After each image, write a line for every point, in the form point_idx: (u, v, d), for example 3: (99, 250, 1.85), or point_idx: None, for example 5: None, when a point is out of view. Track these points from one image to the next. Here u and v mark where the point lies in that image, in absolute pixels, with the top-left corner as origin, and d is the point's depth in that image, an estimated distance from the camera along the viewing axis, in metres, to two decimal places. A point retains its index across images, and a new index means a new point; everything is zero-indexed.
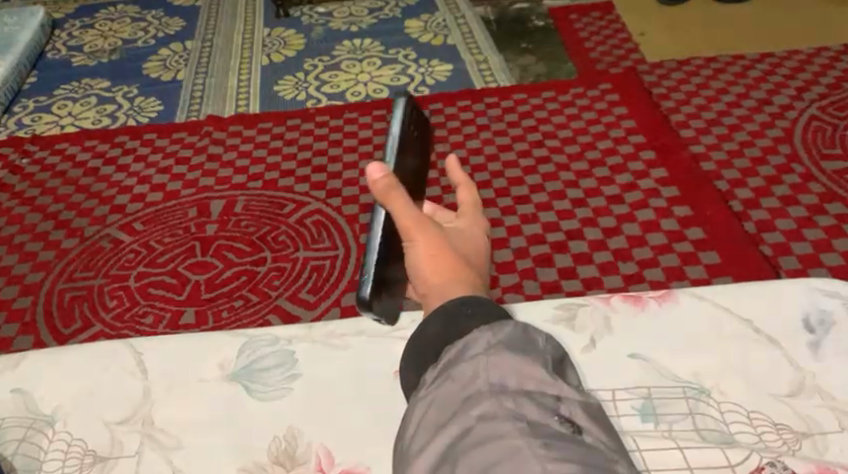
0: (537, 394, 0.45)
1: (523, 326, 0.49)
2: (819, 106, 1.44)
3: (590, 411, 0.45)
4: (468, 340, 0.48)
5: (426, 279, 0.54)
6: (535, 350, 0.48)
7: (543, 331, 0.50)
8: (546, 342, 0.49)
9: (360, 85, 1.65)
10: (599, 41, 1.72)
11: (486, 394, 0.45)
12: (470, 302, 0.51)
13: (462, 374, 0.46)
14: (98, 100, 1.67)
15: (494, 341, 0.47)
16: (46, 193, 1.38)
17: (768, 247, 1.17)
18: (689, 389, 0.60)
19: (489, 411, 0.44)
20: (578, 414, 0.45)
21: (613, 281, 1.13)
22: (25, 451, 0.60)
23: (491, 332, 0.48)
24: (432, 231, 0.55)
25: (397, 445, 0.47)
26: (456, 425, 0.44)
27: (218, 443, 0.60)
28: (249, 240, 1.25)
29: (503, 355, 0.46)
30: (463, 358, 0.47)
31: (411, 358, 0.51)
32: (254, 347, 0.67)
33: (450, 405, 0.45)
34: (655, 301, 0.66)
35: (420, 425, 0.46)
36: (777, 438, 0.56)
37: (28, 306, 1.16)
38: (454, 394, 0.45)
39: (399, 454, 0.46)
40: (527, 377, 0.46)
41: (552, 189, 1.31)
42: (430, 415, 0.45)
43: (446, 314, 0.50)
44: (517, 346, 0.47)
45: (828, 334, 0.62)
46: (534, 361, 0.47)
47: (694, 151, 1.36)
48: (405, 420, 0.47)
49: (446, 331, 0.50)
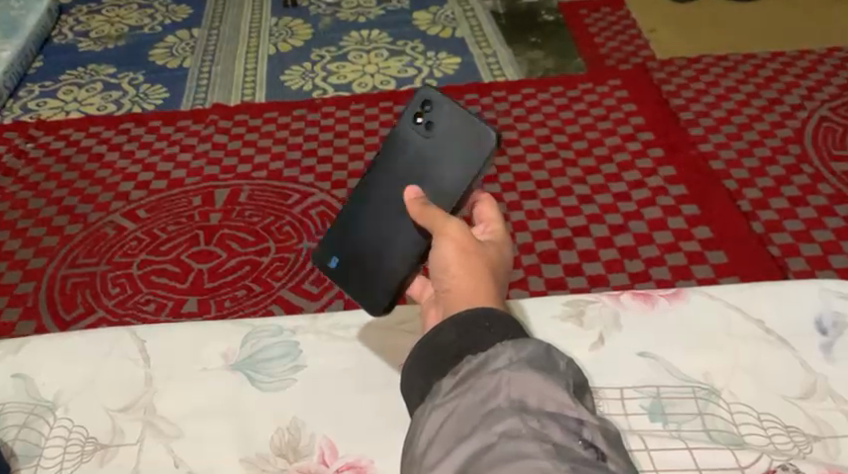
0: (559, 416, 0.44)
1: (546, 347, 0.48)
2: (830, 107, 1.43)
3: (612, 438, 0.44)
4: (490, 354, 0.47)
5: (449, 274, 0.54)
6: (557, 372, 0.47)
7: (565, 354, 0.49)
8: (567, 365, 0.48)
9: (367, 77, 1.63)
10: (609, 37, 1.70)
11: (509, 411, 0.43)
12: (486, 313, 0.50)
13: (483, 386, 0.45)
14: (104, 86, 1.66)
15: (516, 358, 0.47)
16: (50, 178, 1.37)
17: (776, 247, 1.16)
18: (698, 388, 0.59)
19: (512, 429, 0.42)
20: (600, 440, 0.43)
21: (619, 278, 1.13)
22: (25, 436, 0.60)
23: (514, 349, 0.47)
24: (466, 232, 0.56)
25: (412, 452, 0.46)
26: (477, 439, 0.43)
27: (220, 433, 0.60)
28: (253, 230, 1.24)
29: (526, 373, 0.45)
30: (483, 371, 0.46)
31: (421, 361, 0.50)
32: (257, 337, 0.66)
33: (471, 419, 0.44)
34: (665, 299, 0.65)
35: (438, 437, 0.45)
36: (788, 441, 0.55)
37: (31, 291, 1.16)
38: (474, 407, 0.44)
39: (414, 465, 0.45)
40: (550, 397, 0.44)
41: (559, 185, 1.30)
42: (448, 427, 0.44)
43: (464, 323, 0.50)
44: (540, 365, 0.46)
45: (841, 336, 0.62)
46: (557, 383, 0.46)
47: (703, 150, 1.35)
48: (420, 428, 0.46)
49: (462, 339, 0.49)
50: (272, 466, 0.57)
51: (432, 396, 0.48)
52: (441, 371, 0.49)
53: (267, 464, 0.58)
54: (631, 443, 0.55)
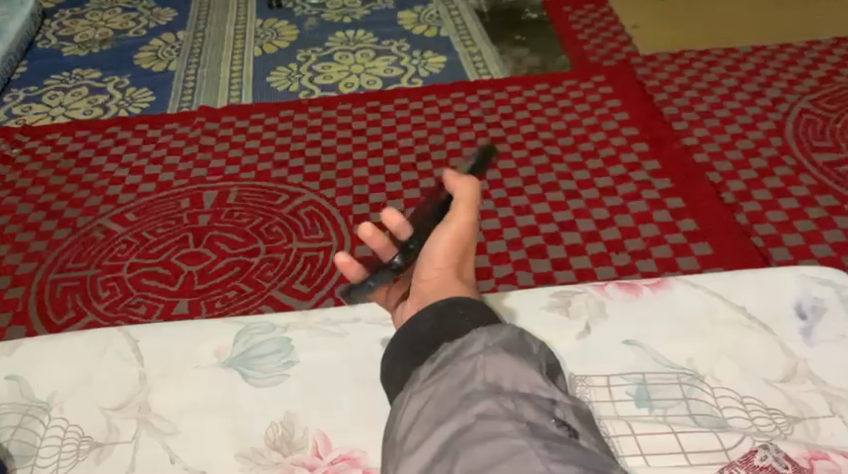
0: (533, 397, 0.46)
1: (519, 332, 0.51)
2: (810, 99, 1.45)
3: (582, 415, 0.47)
4: (466, 341, 0.49)
5: (432, 259, 0.62)
6: (530, 355, 0.49)
7: (536, 338, 0.51)
8: (539, 348, 0.51)
9: (354, 76, 1.64)
10: (593, 33, 1.72)
11: (485, 393, 0.46)
12: (460, 302, 0.53)
13: (460, 370, 0.48)
14: (89, 90, 1.66)
15: (491, 343, 0.49)
16: (38, 183, 1.37)
17: (759, 239, 1.17)
18: (682, 374, 0.60)
19: (489, 411, 0.45)
20: (571, 419, 0.46)
21: (605, 271, 1.14)
22: (21, 436, 0.60)
23: (488, 335, 0.49)
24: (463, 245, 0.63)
25: (393, 434, 0.48)
26: (457, 421, 0.45)
27: (215, 429, 0.61)
28: (242, 231, 1.25)
29: (500, 356, 0.48)
30: (460, 356, 0.48)
31: (398, 352, 0.52)
32: (250, 333, 0.67)
33: (449, 401, 0.46)
34: (649, 288, 0.67)
35: (419, 418, 0.47)
36: (770, 423, 0.56)
37: (20, 296, 1.16)
38: (451, 390, 0.47)
39: (394, 446, 0.47)
40: (524, 379, 0.47)
41: (545, 180, 1.31)
42: (427, 409, 0.47)
43: (440, 311, 0.53)
44: (512, 348, 0.49)
45: (819, 320, 0.63)
46: (529, 364, 0.48)
47: (686, 143, 1.37)
48: (400, 412, 0.48)
49: (438, 327, 0.52)
50: (267, 460, 0.58)
51: (411, 381, 0.50)
52: (419, 360, 0.51)
53: (262, 458, 0.58)
54: (616, 429, 0.56)
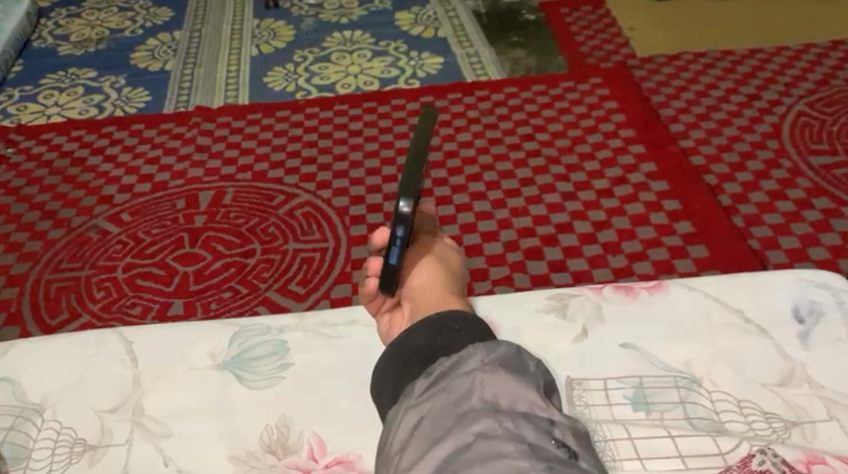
0: (532, 415, 0.46)
1: (516, 349, 0.51)
2: (807, 102, 1.45)
3: (580, 436, 0.47)
4: (462, 356, 0.50)
5: (415, 274, 0.63)
6: (527, 373, 0.50)
7: (533, 356, 0.52)
8: (536, 366, 0.51)
9: (350, 77, 1.64)
10: (590, 35, 1.72)
11: (483, 412, 0.46)
12: (455, 317, 0.54)
13: (457, 387, 0.48)
14: (85, 90, 1.65)
15: (487, 359, 0.49)
16: (32, 183, 1.37)
17: (756, 241, 1.17)
18: (680, 378, 0.60)
19: (488, 430, 0.45)
20: (570, 439, 0.46)
21: (603, 274, 1.14)
22: (13, 438, 0.60)
23: (484, 351, 0.50)
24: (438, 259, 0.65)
25: (387, 450, 0.49)
26: (454, 439, 0.45)
27: (209, 432, 0.60)
28: (238, 232, 1.25)
29: (497, 374, 0.48)
30: (456, 373, 0.49)
31: (392, 365, 0.54)
32: (245, 336, 0.67)
33: (447, 419, 0.46)
34: (646, 291, 0.67)
35: (415, 436, 0.47)
36: (766, 427, 0.56)
37: (14, 297, 1.15)
38: (448, 408, 0.47)
39: (390, 462, 0.48)
40: (521, 398, 0.47)
41: (542, 182, 1.31)
42: (423, 426, 0.47)
43: (435, 326, 0.54)
44: (510, 366, 0.49)
45: (817, 323, 0.63)
46: (526, 382, 0.48)
47: (683, 145, 1.37)
48: (395, 427, 0.49)
49: (432, 341, 0.53)
50: (263, 463, 0.58)
51: (405, 396, 0.51)
52: (411, 373, 0.52)
53: (257, 461, 0.58)
54: (614, 433, 0.56)
